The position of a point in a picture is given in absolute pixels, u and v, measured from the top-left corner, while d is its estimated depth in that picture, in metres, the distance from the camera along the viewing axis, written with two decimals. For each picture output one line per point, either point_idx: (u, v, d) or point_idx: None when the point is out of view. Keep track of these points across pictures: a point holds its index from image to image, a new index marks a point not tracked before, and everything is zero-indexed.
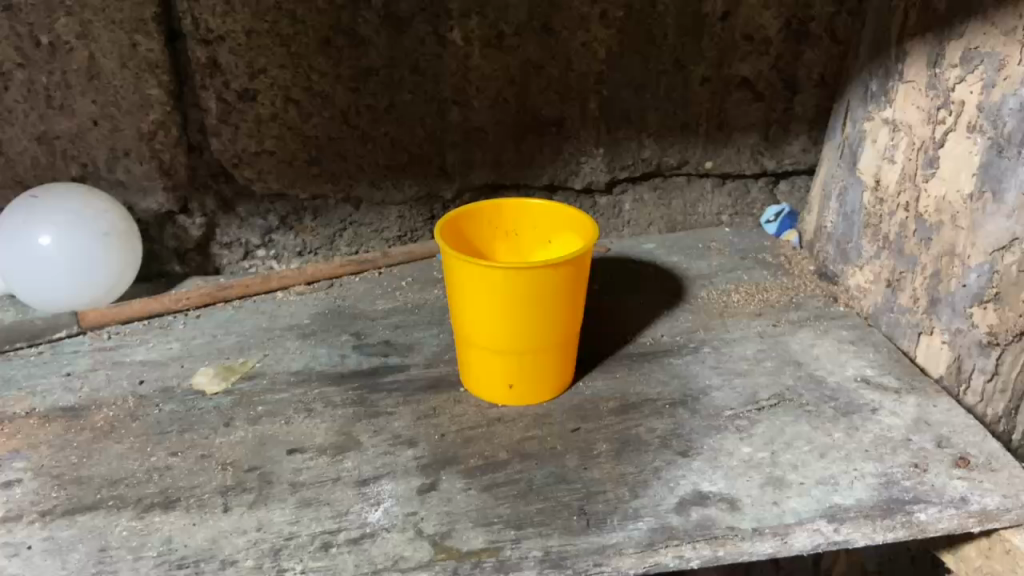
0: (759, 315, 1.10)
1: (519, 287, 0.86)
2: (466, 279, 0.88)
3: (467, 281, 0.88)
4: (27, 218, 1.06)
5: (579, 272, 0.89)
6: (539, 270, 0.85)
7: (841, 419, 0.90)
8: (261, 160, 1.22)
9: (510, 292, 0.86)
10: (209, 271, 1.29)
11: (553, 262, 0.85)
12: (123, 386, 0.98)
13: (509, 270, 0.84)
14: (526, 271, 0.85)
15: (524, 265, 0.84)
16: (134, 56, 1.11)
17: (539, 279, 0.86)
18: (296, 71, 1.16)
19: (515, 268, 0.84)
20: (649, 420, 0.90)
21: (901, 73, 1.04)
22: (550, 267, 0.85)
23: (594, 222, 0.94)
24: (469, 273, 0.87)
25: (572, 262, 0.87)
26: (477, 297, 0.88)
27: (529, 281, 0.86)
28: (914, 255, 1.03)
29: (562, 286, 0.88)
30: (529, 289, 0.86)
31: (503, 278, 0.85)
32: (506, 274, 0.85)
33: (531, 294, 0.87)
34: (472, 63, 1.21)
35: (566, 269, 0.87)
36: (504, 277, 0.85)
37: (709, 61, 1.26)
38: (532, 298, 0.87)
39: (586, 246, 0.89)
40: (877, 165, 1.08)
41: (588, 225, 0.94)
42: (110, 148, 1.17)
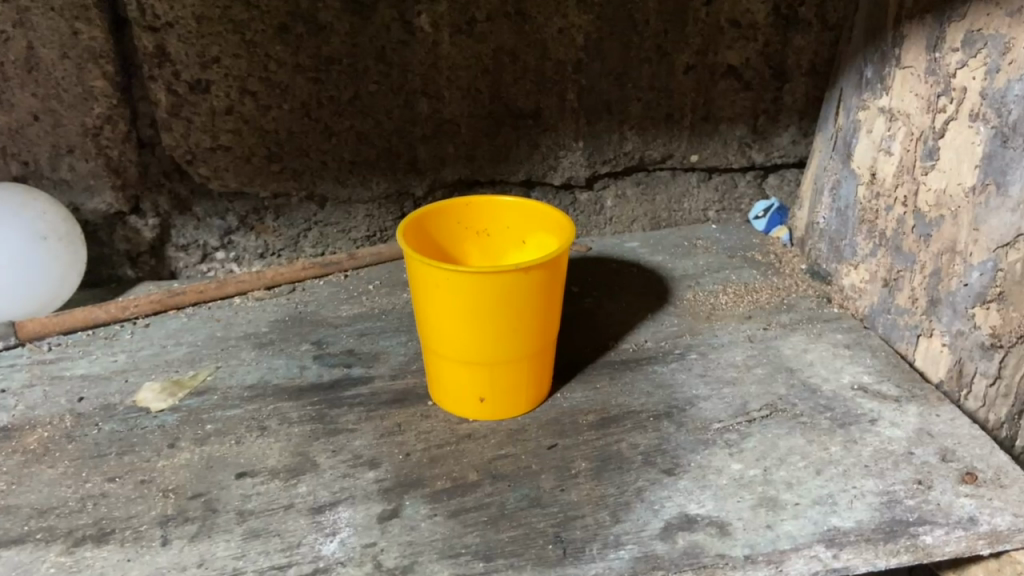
0: (748, 318, 1.03)
1: (489, 293, 0.78)
2: (431, 284, 0.80)
3: (433, 287, 0.80)
4: None
5: (554, 276, 0.82)
6: (510, 274, 0.78)
7: (838, 432, 0.83)
8: (217, 156, 1.14)
9: (479, 299, 0.79)
10: (164, 275, 1.21)
11: (526, 265, 0.78)
12: (61, 404, 0.90)
13: (478, 274, 0.77)
14: (497, 275, 0.77)
15: (494, 268, 0.77)
16: (76, 45, 1.03)
17: (511, 284, 0.78)
18: (252, 60, 1.08)
19: (484, 272, 0.77)
20: (632, 435, 0.83)
21: (897, 58, 0.97)
22: (522, 271, 0.78)
23: (571, 221, 0.86)
24: (434, 278, 0.79)
25: (545, 265, 0.79)
26: (444, 304, 0.81)
27: (500, 286, 0.78)
28: (912, 253, 0.96)
29: (536, 291, 0.81)
30: (500, 295, 0.79)
31: (471, 283, 0.78)
32: (475, 279, 0.78)
33: (502, 300, 0.80)
34: (442, 51, 1.13)
35: (540, 272, 0.80)
36: (472, 283, 0.78)
37: (693, 48, 1.19)
38: (503, 305, 0.80)
39: (562, 247, 0.82)
40: (873, 157, 1.02)
41: (564, 224, 0.87)
42: (53, 145, 1.08)
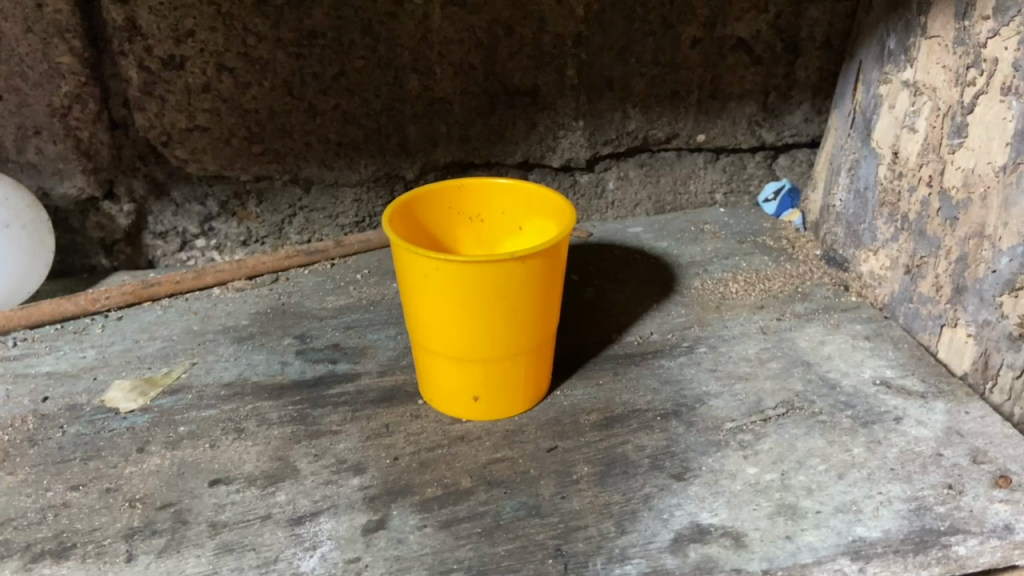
0: (761, 308, 0.97)
1: (483, 284, 0.72)
2: (420, 275, 0.74)
3: (422, 277, 0.74)
4: None
5: (552, 265, 0.76)
6: (506, 263, 0.71)
7: (860, 432, 0.77)
8: (194, 137, 1.07)
9: (472, 291, 0.73)
10: (141, 265, 1.15)
11: (522, 253, 0.71)
12: (23, 404, 0.83)
13: (470, 264, 0.70)
14: (491, 264, 0.71)
15: (487, 257, 0.70)
16: (41, 18, 0.95)
17: (506, 274, 0.72)
18: (229, 33, 1.01)
19: (478, 261, 0.70)
20: (638, 436, 0.77)
21: (923, 27, 0.90)
22: (519, 260, 0.71)
23: (571, 205, 0.80)
24: (423, 268, 0.73)
25: (543, 253, 0.73)
26: (434, 297, 0.74)
27: (495, 277, 0.72)
28: (937, 237, 0.89)
29: (534, 281, 0.74)
30: (494, 287, 0.73)
31: (463, 273, 0.71)
32: (468, 269, 0.71)
33: (497, 292, 0.73)
34: (433, 24, 1.06)
35: (538, 261, 0.73)
36: (464, 273, 0.71)
37: (701, 20, 1.12)
38: (498, 298, 0.74)
39: (562, 234, 0.75)
40: (895, 135, 0.95)
41: (563, 208, 0.80)
42: (18, 125, 1.01)
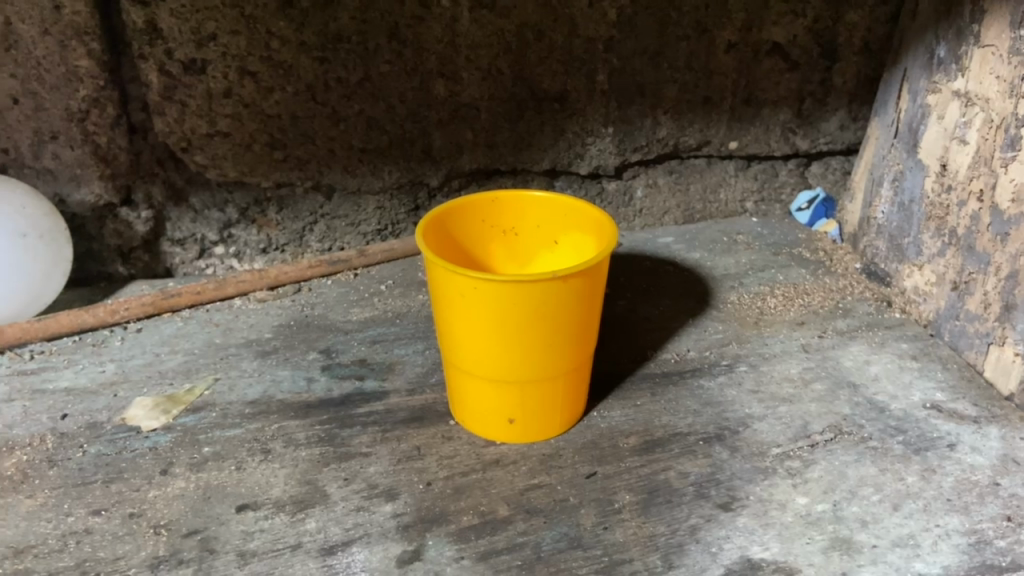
0: (801, 324, 0.93)
1: (523, 303, 0.69)
2: (454, 293, 0.71)
3: (458, 296, 0.71)
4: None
5: (594, 284, 0.73)
6: (548, 282, 0.68)
7: (913, 459, 0.74)
8: (215, 143, 1.04)
9: (511, 311, 0.69)
10: (159, 272, 1.12)
11: (564, 272, 0.68)
12: (41, 422, 0.80)
13: (510, 283, 0.68)
14: (532, 284, 0.68)
15: (529, 276, 0.67)
16: (59, 20, 0.93)
17: (547, 294, 0.69)
18: (252, 37, 0.98)
19: (518, 280, 0.67)
20: (680, 462, 0.74)
21: (976, 36, 0.86)
22: (561, 279, 0.69)
23: (611, 221, 0.77)
24: (459, 286, 0.70)
25: (585, 272, 0.70)
26: (470, 317, 0.71)
27: (535, 296, 0.69)
28: (987, 252, 0.86)
29: (575, 301, 0.71)
30: (534, 306, 0.70)
31: (503, 292, 0.68)
32: (507, 288, 0.68)
33: (537, 312, 0.70)
34: (461, 28, 1.03)
35: (581, 280, 0.70)
36: (503, 292, 0.68)
37: (736, 24, 1.09)
38: (538, 318, 0.70)
39: (604, 252, 0.72)
40: (943, 146, 0.91)
41: (604, 225, 0.77)
42: (35, 130, 0.99)
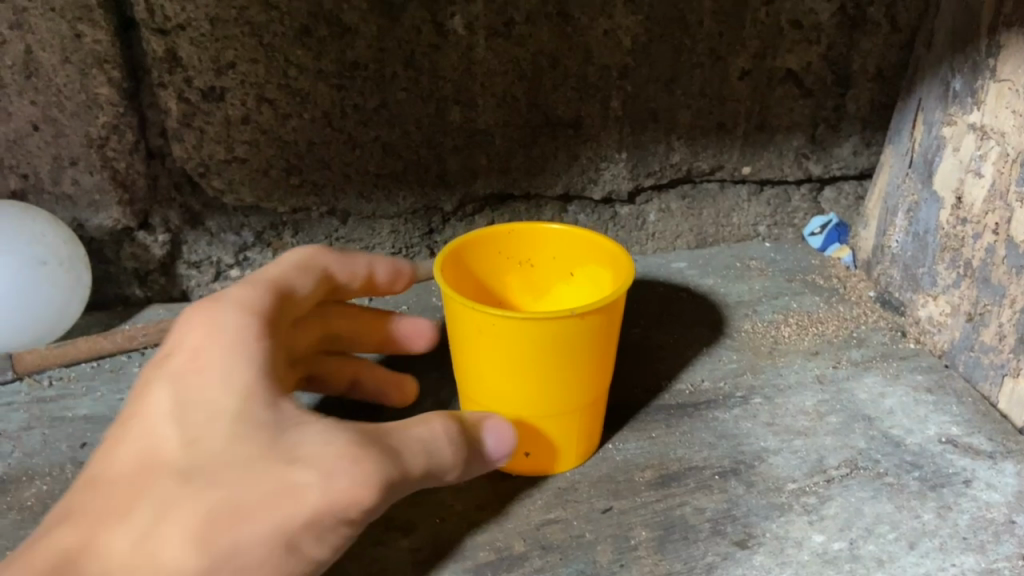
0: (815, 354, 0.94)
1: (541, 340, 0.70)
2: (473, 328, 0.71)
3: (476, 332, 0.71)
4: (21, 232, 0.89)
5: (611, 320, 0.73)
6: (565, 319, 0.69)
7: (930, 496, 0.74)
8: (232, 169, 1.05)
9: (529, 347, 0.70)
10: (175, 294, 1.13)
11: (582, 309, 0.69)
12: (61, 451, 0.81)
13: (529, 320, 0.68)
14: (550, 321, 0.68)
15: (547, 313, 0.68)
16: (79, 49, 0.94)
17: (566, 331, 0.69)
18: (270, 65, 0.98)
19: (537, 317, 0.68)
20: (696, 497, 0.74)
21: (992, 70, 0.86)
22: (579, 316, 0.69)
23: (629, 256, 0.77)
24: (477, 322, 0.70)
25: (603, 309, 0.70)
26: (489, 353, 0.72)
27: (554, 334, 0.69)
28: (1002, 285, 0.86)
29: (593, 337, 0.72)
30: (552, 343, 0.70)
31: (521, 329, 0.69)
32: (525, 325, 0.69)
33: (555, 349, 0.71)
34: (477, 55, 1.03)
35: (598, 317, 0.71)
36: (522, 329, 0.69)
37: (750, 52, 1.09)
38: (556, 354, 0.71)
39: (622, 288, 0.73)
40: (958, 179, 0.91)
41: (621, 260, 0.78)
42: (55, 156, 1.00)
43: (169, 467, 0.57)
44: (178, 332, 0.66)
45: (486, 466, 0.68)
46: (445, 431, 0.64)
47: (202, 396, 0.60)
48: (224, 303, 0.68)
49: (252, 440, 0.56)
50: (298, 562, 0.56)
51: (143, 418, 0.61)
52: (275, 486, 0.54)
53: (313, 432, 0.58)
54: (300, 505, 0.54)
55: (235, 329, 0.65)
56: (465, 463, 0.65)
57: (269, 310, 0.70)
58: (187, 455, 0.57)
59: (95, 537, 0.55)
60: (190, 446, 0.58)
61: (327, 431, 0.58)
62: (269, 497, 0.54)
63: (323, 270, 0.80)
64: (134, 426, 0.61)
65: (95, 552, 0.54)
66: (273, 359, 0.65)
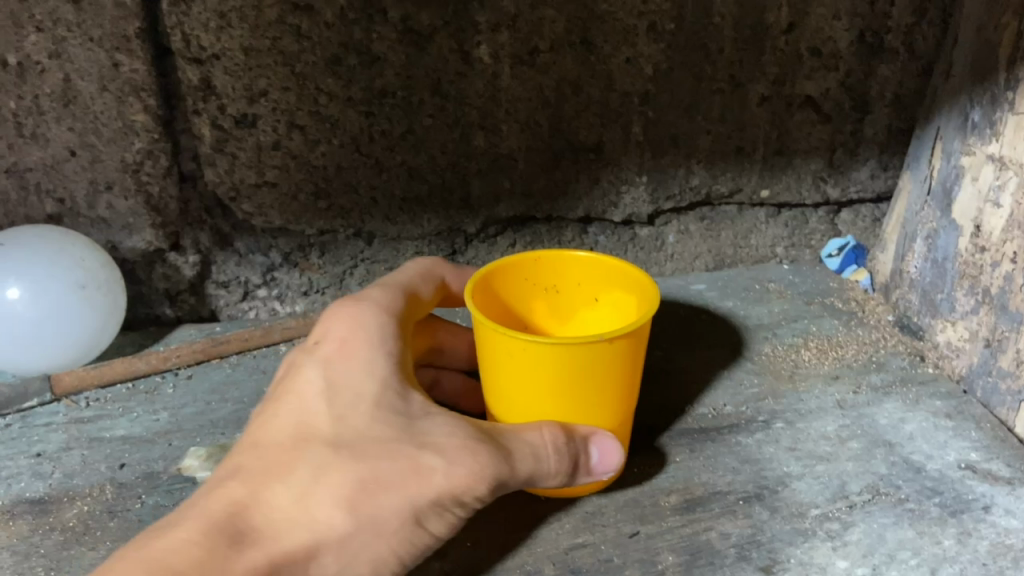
0: (835, 378, 0.95)
1: (571, 364, 0.71)
2: (503, 353, 0.73)
3: (506, 356, 0.73)
4: (60, 256, 0.92)
5: (637, 345, 0.75)
6: (594, 345, 0.71)
7: (950, 522, 0.76)
8: (262, 193, 1.07)
9: (559, 371, 0.72)
10: (204, 314, 1.16)
11: (611, 334, 0.71)
12: (100, 472, 0.83)
13: (559, 345, 0.70)
14: (579, 346, 0.70)
15: (576, 338, 0.70)
16: (117, 77, 0.96)
17: (594, 356, 0.71)
18: (302, 92, 1.01)
19: (567, 342, 0.70)
20: (721, 523, 0.76)
21: (1010, 103, 0.88)
22: (607, 341, 0.71)
23: (654, 284, 0.79)
24: (507, 346, 0.72)
25: (630, 334, 0.72)
26: (519, 377, 0.74)
27: (582, 358, 0.71)
28: (1020, 312, 0.87)
29: (620, 363, 0.74)
30: (581, 368, 0.72)
31: (551, 353, 0.71)
32: (555, 350, 0.70)
33: (584, 372, 0.72)
34: (502, 83, 1.06)
35: (626, 342, 0.73)
36: (552, 354, 0.71)
37: (770, 78, 1.11)
38: (584, 377, 0.73)
39: (647, 314, 0.75)
40: (977, 208, 0.93)
41: (647, 289, 0.80)
42: (90, 180, 1.02)
43: (322, 438, 0.67)
44: (324, 324, 0.77)
45: (588, 477, 0.74)
46: (553, 439, 0.70)
47: (347, 381, 0.71)
48: (362, 301, 0.78)
49: (389, 428, 0.67)
50: (419, 531, 0.65)
51: (293, 395, 0.72)
52: (411, 463, 0.64)
53: (441, 423, 0.68)
54: (431, 481, 0.64)
55: (374, 328, 0.75)
56: (570, 473, 0.71)
57: (401, 313, 0.79)
58: (337, 429, 0.68)
59: (259, 493, 0.64)
60: (339, 423, 0.68)
61: (452, 423, 0.68)
62: (406, 472, 0.64)
63: (440, 282, 0.89)
64: (286, 401, 0.72)
65: (257, 503, 0.64)
66: (403, 361, 0.74)
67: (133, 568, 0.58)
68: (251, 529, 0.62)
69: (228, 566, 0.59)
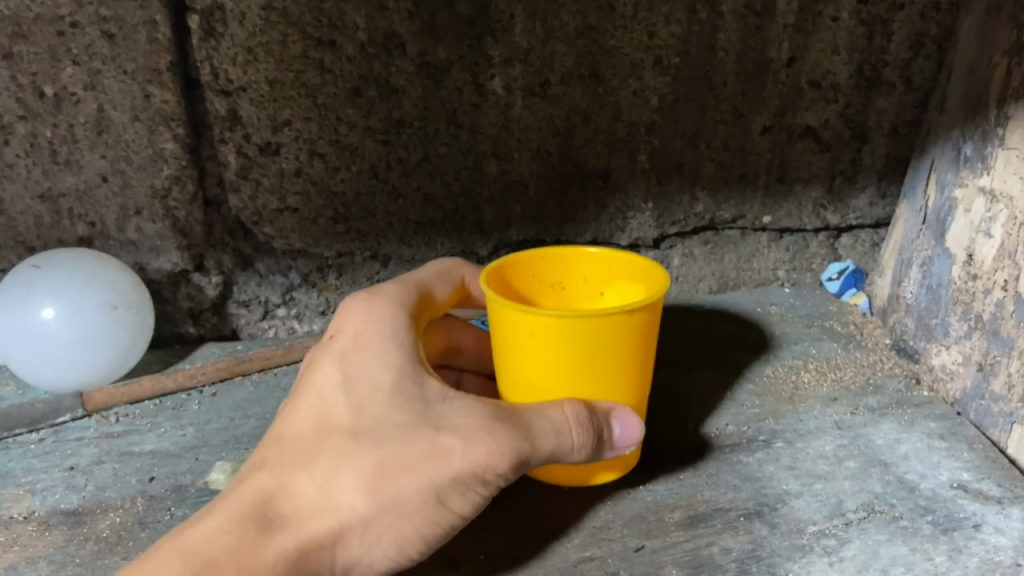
0: (834, 400, 0.99)
1: (593, 337, 0.75)
2: (526, 332, 0.77)
3: (529, 335, 0.77)
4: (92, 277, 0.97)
5: (652, 320, 0.80)
6: (616, 316, 0.75)
7: (941, 539, 0.79)
8: (283, 217, 1.12)
9: (581, 345, 0.76)
10: (225, 332, 1.20)
11: (631, 306, 0.75)
12: (131, 485, 0.87)
13: (583, 317, 0.74)
14: (602, 317, 0.74)
15: (600, 310, 0.74)
16: (148, 108, 1.01)
17: (616, 328, 0.76)
18: (323, 122, 1.06)
19: (591, 313, 0.74)
20: (723, 538, 0.79)
21: (1001, 138, 0.92)
22: (628, 313, 0.75)
23: (663, 268, 0.84)
24: (531, 324, 0.76)
25: (648, 307, 0.77)
26: (540, 356, 0.77)
27: (604, 330, 0.75)
28: (1011, 337, 0.90)
29: (634, 337, 0.78)
30: (603, 340, 0.76)
31: (575, 326, 0.75)
32: (578, 323, 0.74)
33: (605, 346, 0.76)
34: (514, 113, 1.10)
35: (643, 314, 0.77)
36: (576, 327, 0.75)
37: (771, 110, 1.16)
38: (604, 351, 0.77)
39: (661, 290, 0.80)
40: (970, 238, 0.97)
41: (655, 273, 0.84)
42: (121, 205, 1.07)
43: (343, 428, 0.72)
44: (340, 318, 0.82)
45: (612, 452, 0.78)
46: (575, 415, 0.74)
47: (365, 372, 0.75)
48: (375, 295, 0.83)
49: (408, 414, 0.71)
50: (444, 510, 0.69)
51: (313, 389, 0.76)
52: (430, 446, 0.69)
53: (458, 406, 0.72)
54: (451, 462, 0.68)
55: (389, 320, 0.79)
56: (595, 447, 0.75)
57: (415, 308, 0.84)
58: (356, 418, 0.72)
59: (286, 482, 0.69)
60: (358, 413, 0.73)
61: (468, 406, 0.72)
62: (425, 454, 0.68)
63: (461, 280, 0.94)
64: (307, 395, 0.76)
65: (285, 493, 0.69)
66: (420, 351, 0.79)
67: (171, 559, 0.63)
68: (280, 518, 0.67)
69: (262, 552, 0.64)
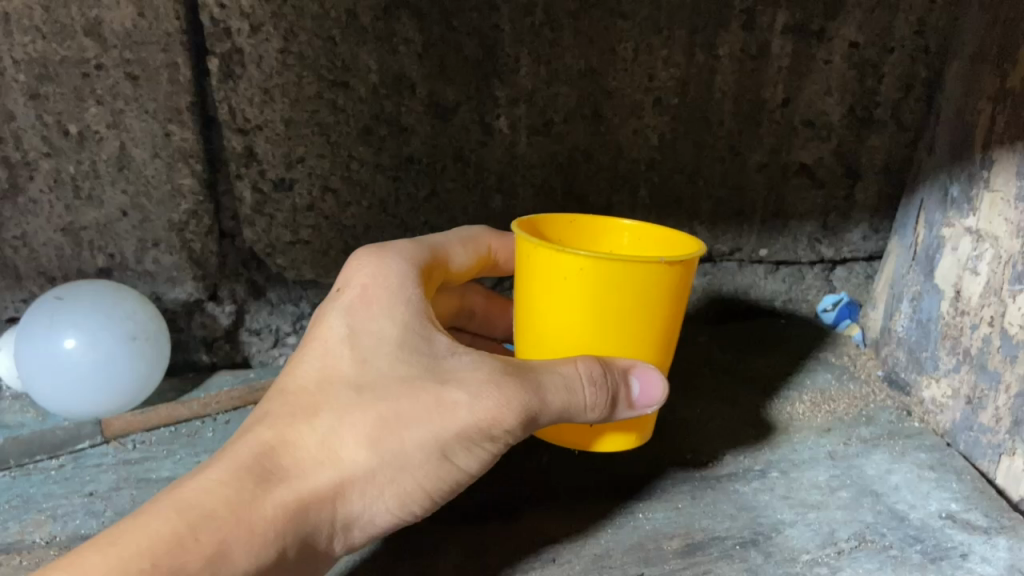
0: (827, 431, 1.03)
1: (627, 284, 0.74)
2: (560, 272, 0.76)
3: (562, 278, 0.76)
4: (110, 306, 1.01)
5: (687, 280, 0.78)
6: (654, 265, 0.73)
7: (930, 567, 0.82)
8: (295, 249, 1.16)
9: (614, 292, 0.75)
10: (237, 360, 1.24)
11: (671, 257, 0.74)
12: None
13: (621, 262, 0.73)
14: (640, 264, 0.73)
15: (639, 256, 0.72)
16: (168, 145, 1.05)
17: (652, 277, 0.74)
18: (335, 159, 1.10)
19: (629, 258, 0.72)
20: (720, 566, 0.82)
21: (986, 180, 0.96)
22: (666, 264, 0.74)
23: (697, 237, 0.83)
24: (566, 266, 0.75)
25: (686, 262, 0.75)
26: (572, 299, 0.77)
27: (641, 278, 0.74)
28: (997, 371, 0.93)
29: (666, 292, 0.77)
30: (637, 289, 0.75)
31: (611, 270, 0.74)
32: (614, 266, 0.73)
33: (638, 295, 0.75)
34: (519, 151, 1.15)
35: (680, 269, 0.76)
36: (611, 270, 0.74)
37: (767, 148, 1.20)
38: (637, 301, 0.76)
39: (700, 250, 0.78)
40: (957, 275, 1.01)
41: (689, 241, 0.84)
42: (139, 238, 1.11)
43: (345, 381, 0.75)
44: (345, 270, 0.83)
45: (630, 410, 0.78)
46: (588, 371, 0.75)
47: (371, 325, 0.78)
48: (383, 249, 0.84)
49: (415, 367, 0.74)
50: (447, 462, 0.74)
51: (317, 340, 0.78)
52: (436, 400, 0.72)
53: (466, 360, 0.75)
54: (456, 415, 0.71)
55: (395, 274, 0.81)
56: (609, 405, 0.76)
57: (425, 267, 0.86)
58: (361, 371, 0.75)
59: (289, 436, 0.73)
60: (363, 365, 0.75)
61: (475, 360, 0.75)
62: (430, 408, 0.71)
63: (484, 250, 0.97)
64: (311, 346, 0.79)
65: (287, 445, 0.73)
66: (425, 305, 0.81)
67: (168, 513, 0.65)
68: (281, 470, 0.71)
69: (263, 505, 0.68)
